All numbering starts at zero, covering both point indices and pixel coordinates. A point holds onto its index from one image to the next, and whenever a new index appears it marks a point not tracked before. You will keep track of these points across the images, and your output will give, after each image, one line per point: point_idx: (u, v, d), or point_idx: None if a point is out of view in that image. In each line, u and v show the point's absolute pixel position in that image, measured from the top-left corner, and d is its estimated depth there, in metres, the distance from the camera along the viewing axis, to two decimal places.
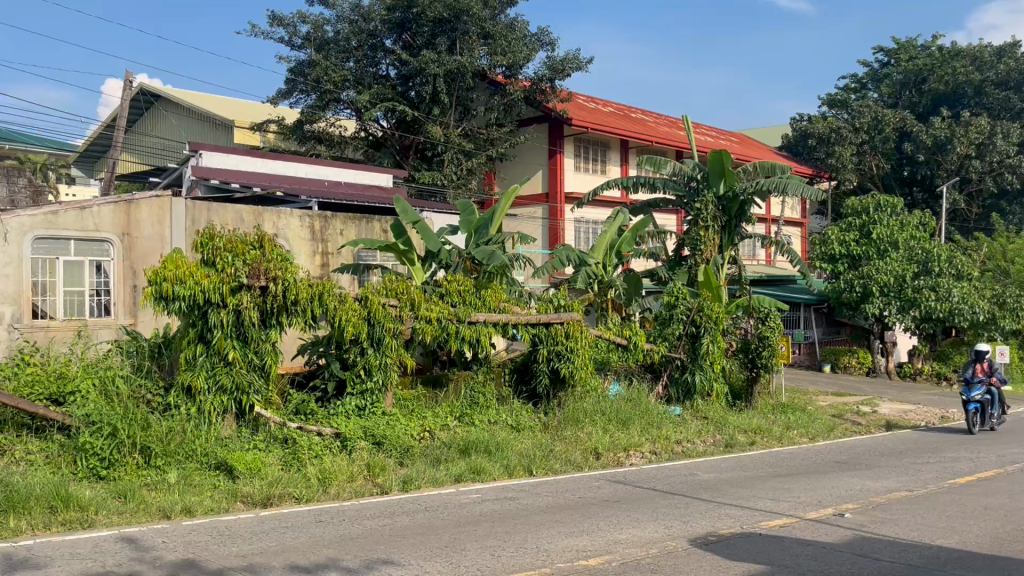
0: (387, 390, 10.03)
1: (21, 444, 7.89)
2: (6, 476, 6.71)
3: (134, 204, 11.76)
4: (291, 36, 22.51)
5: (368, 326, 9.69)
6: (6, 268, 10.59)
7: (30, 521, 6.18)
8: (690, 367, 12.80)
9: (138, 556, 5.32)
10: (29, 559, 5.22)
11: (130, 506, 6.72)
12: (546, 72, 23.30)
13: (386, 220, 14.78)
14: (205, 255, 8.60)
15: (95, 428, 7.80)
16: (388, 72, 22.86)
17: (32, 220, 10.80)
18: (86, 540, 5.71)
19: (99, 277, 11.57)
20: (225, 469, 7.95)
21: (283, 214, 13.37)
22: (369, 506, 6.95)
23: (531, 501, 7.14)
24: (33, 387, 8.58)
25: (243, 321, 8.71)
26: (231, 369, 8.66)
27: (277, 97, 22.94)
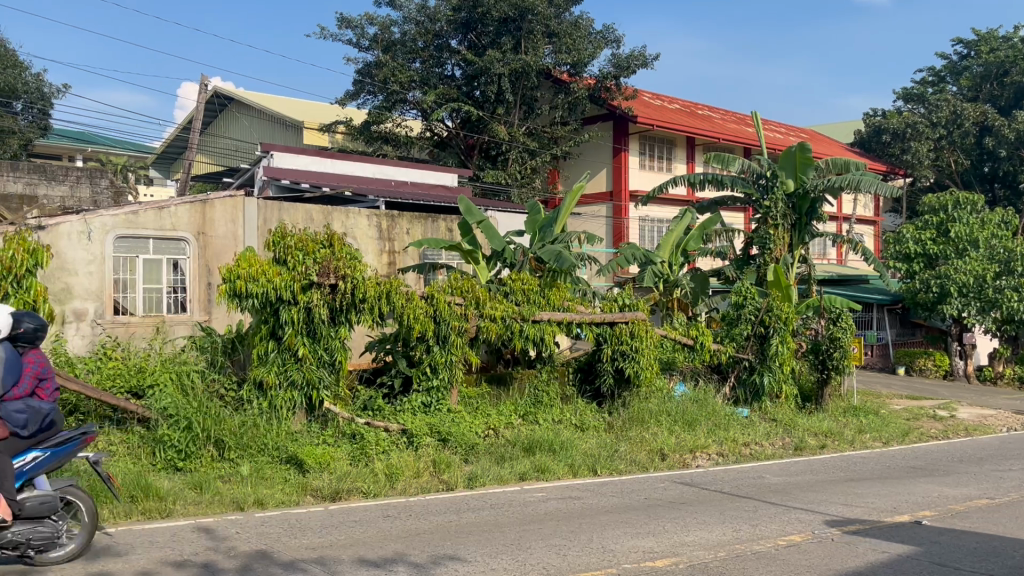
0: (452, 388, 10.14)
1: (104, 435, 8.22)
2: (89, 465, 6.98)
3: (209, 203, 12.12)
4: (358, 38, 22.87)
5: (434, 324, 9.80)
6: (90, 265, 11.03)
7: (111, 509, 6.43)
8: (759, 368, 12.56)
9: (213, 546, 5.48)
10: (110, 546, 5.43)
11: (205, 497, 6.93)
12: (612, 69, 23.16)
13: (451, 219, 14.92)
14: (277, 253, 8.80)
15: (173, 421, 8.07)
16: (453, 72, 22.98)
17: (114, 220, 11.22)
18: (165, 529, 5.91)
19: (175, 275, 11.95)
20: (295, 463, 8.12)
21: (352, 214, 13.59)
22: (436, 502, 7.02)
23: (595, 501, 7.11)
24: (116, 379, 8.98)
25: (312, 319, 8.88)
26: (301, 365, 8.87)
27: (346, 98, 23.34)
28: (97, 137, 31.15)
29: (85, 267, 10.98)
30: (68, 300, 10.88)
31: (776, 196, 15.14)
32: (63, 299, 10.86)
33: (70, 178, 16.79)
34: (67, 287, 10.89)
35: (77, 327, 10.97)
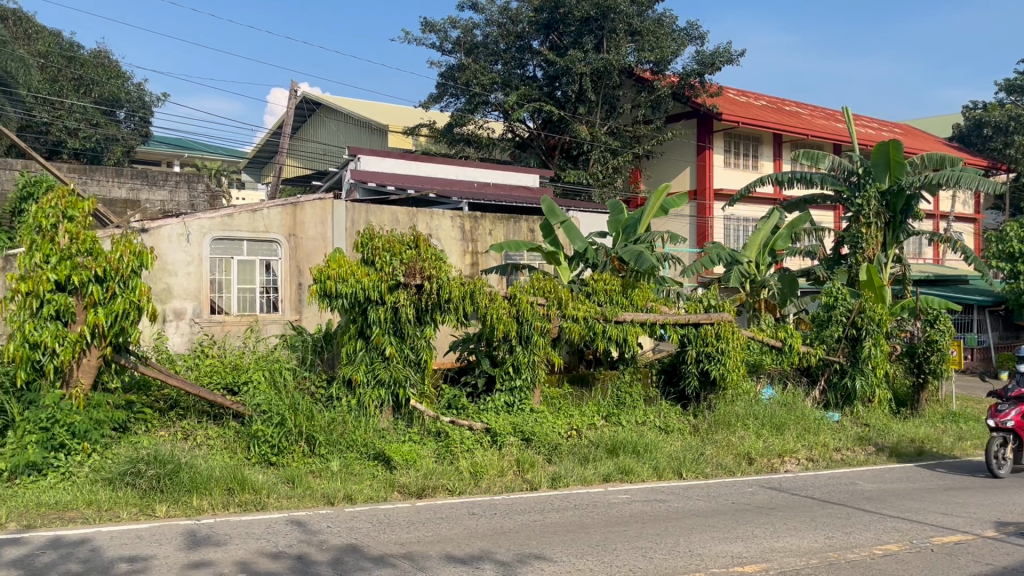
0: (535, 388, 10.19)
1: (203, 430, 8.58)
2: (190, 458, 7.28)
3: (300, 206, 12.46)
4: (442, 41, 23.16)
5: (517, 324, 9.86)
6: (188, 267, 11.51)
7: (211, 501, 6.71)
8: (850, 371, 12.19)
9: (306, 538, 5.66)
10: (210, 536, 5.66)
11: (298, 491, 7.15)
12: (696, 66, 22.75)
13: (533, 220, 14.98)
14: (365, 254, 9.00)
15: (266, 416, 8.34)
16: (535, 73, 23.01)
17: (210, 223, 11.67)
18: (260, 521, 6.13)
19: (268, 275, 12.35)
20: (383, 459, 8.30)
21: (436, 215, 13.79)
22: (521, 501, 7.07)
23: (680, 505, 7.01)
24: (213, 377, 9.39)
25: (399, 319, 9.05)
26: (388, 363, 9.06)
27: (429, 101, 23.68)
28: (194, 143, 32.40)
29: (184, 267, 11.46)
30: (168, 300, 11.38)
31: (869, 194, 14.66)
32: (163, 299, 11.35)
33: (169, 183, 17.49)
34: (167, 287, 11.38)
35: (177, 325, 11.47)
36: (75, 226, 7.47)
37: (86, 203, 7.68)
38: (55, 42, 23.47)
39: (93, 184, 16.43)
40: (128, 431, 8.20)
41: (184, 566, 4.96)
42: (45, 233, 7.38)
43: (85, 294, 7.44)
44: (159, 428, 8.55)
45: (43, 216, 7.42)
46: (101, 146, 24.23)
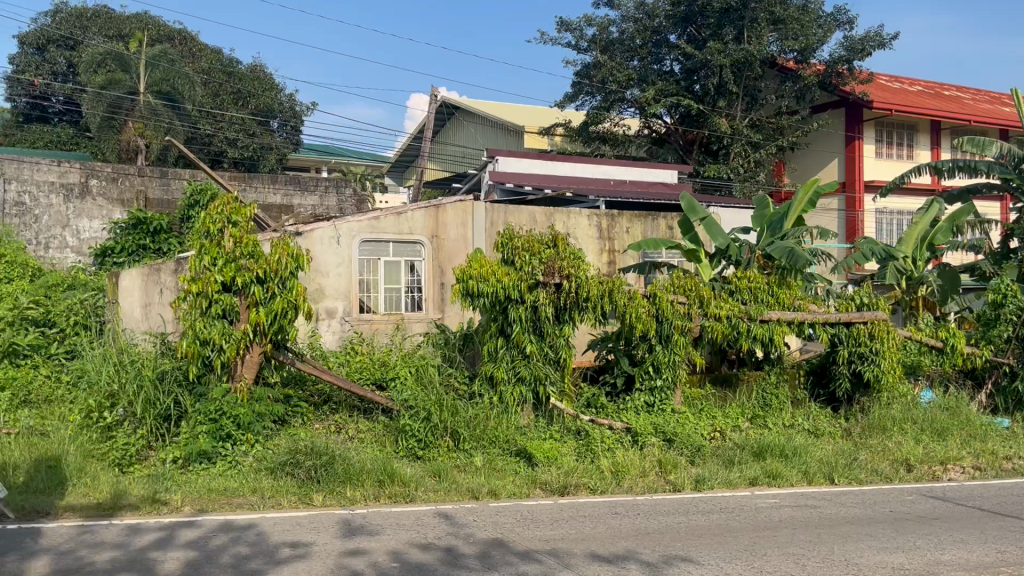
0: (676, 388, 10.02)
1: (354, 423, 9.00)
2: (344, 451, 7.62)
3: (442, 208, 12.77)
4: (577, 40, 23.15)
5: (657, 323, 9.75)
6: (339, 267, 12.06)
7: (363, 492, 7.00)
8: (1021, 374, 11.28)
9: (454, 531, 5.81)
10: (365, 525, 5.92)
11: (444, 485, 7.34)
12: (844, 52, 21.72)
13: (672, 217, 14.74)
14: (505, 254, 9.14)
15: (413, 411, 8.62)
16: (672, 67, 22.63)
17: (358, 225, 12.18)
18: (410, 513, 6.35)
19: (412, 276, 12.75)
20: (525, 456, 8.39)
21: (573, 214, 13.80)
22: (665, 502, 6.98)
23: (834, 511, 6.72)
24: (362, 373, 9.87)
25: (539, 317, 9.13)
26: (529, 362, 9.15)
27: (565, 101, 23.74)
28: (341, 150, 33.91)
29: (335, 268, 12.03)
30: (321, 300, 11.95)
31: None
32: (317, 299, 11.93)
33: (319, 188, 18.37)
34: (320, 287, 11.95)
35: (329, 324, 12.05)
36: (238, 230, 7.95)
37: (247, 208, 8.13)
38: (216, 58, 25.92)
39: (252, 191, 17.47)
40: (288, 423, 8.68)
41: (341, 553, 5.20)
42: (213, 237, 7.93)
43: (248, 294, 7.94)
44: (315, 421, 9.01)
45: (210, 222, 7.96)
46: (257, 154, 25.54)
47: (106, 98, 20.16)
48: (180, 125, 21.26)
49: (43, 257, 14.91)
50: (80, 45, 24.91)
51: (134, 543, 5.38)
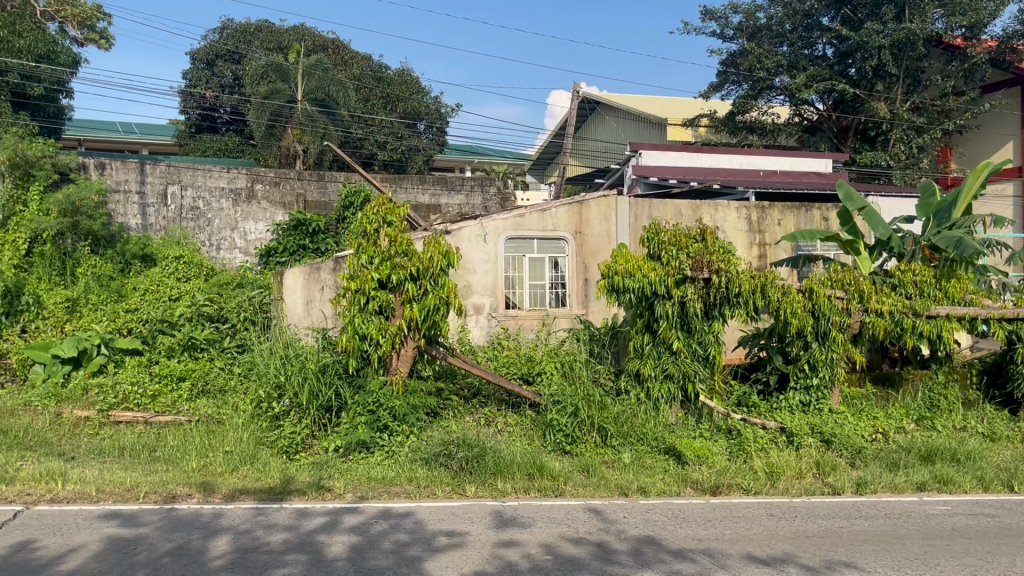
0: (834, 387, 9.58)
1: (503, 417, 9.20)
2: (494, 444, 7.79)
3: (586, 204, 12.76)
4: (723, 28, 22.51)
5: (813, 319, 9.37)
6: (486, 265, 12.31)
7: (513, 485, 7.11)
8: None
9: (604, 527, 5.81)
10: (516, 517, 6.02)
11: (593, 481, 7.34)
12: (1019, 26, 19.98)
13: (827, 207, 14.09)
14: (651, 249, 9.04)
15: (560, 406, 8.68)
16: (825, 52, 21.61)
17: (504, 223, 12.39)
18: (560, 507, 6.40)
19: (556, 272, 12.82)
20: (674, 454, 8.25)
21: (721, 207, 13.43)
22: (823, 505, 6.70)
23: (1015, 522, 6.23)
24: (509, 368, 10.07)
25: (687, 313, 8.97)
26: (677, 358, 9.01)
27: (710, 91, 23.19)
28: (485, 149, 34.60)
29: (481, 265, 12.29)
30: (469, 296, 12.23)
31: None
32: (466, 295, 12.23)
33: (465, 187, 18.80)
34: (468, 284, 12.25)
35: (477, 319, 12.32)
36: (393, 230, 8.26)
37: (401, 208, 8.42)
38: (367, 65, 26.82)
39: (403, 192, 18.09)
40: (441, 415, 8.97)
41: (495, 544, 5.31)
42: (370, 237, 8.28)
43: (403, 291, 8.25)
44: (465, 414, 9.26)
45: (367, 222, 8.33)
46: (406, 156, 26.56)
47: (269, 107, 21.42)
48: (335, 130, 22.29)
49: (216, 258, 16.07)
50: (245, 58, 26.61)
51: (303, 526, 5.72)
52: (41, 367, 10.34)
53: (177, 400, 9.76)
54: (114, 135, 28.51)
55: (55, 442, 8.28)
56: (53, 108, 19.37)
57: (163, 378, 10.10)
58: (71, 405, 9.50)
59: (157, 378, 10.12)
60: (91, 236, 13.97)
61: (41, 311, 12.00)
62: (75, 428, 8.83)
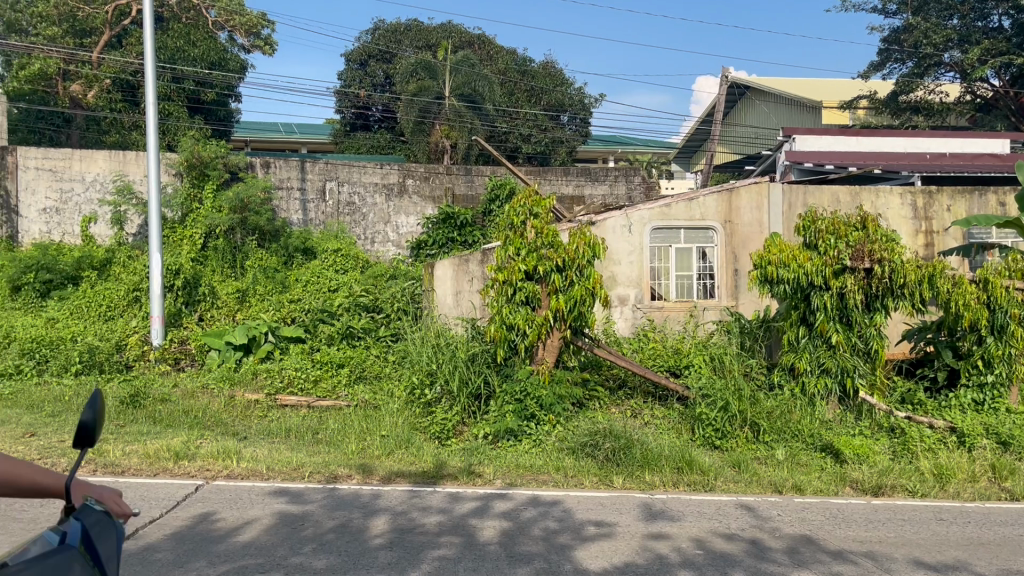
0: (1011, 385, 8.88)
1: (650, 409, 9.14)
2: (643, 437, 7.75)
3: (736, 192, 12.38)
4: (885, 3, 21.24)
5: (988, 312, 8.72)
6: (631, 255, 12.21)
7: (662, 477, 7.03)
8: None
9: (758, 524, 5.66)
10: (665, 511, 5.96)
11: (745, 477, 7.15)
12: None
13: (1004, 192, 13.03)
14: (808, 238, 8.70)
15: (710, 400, 8.49)
16: (1002, 23, 19.90)
17: (650, 213, 12.24)
18: (711, 502, 6.27)
19: (704, 263, 12.53)
20: (831, 452, 7.91)
21: (883, 193, 12.72)
22: (1000, 511, 6.23)
23: None
24: (656, 360, 9.98)
25: (847, 305, 8.56)
26: (835, 352, 8.62)
27: (869, 70, 21.99)
28: (629, 140, 34.34)
29: (627, 256, 12.20)
30: (614, 287, 12.17)
31: None
32: (610, 286, 12.17)
33: (609, 177, 18.69)
34: (613, 275, 12.20)
35: (622, 310, 12.23)
36: (539, 222, 8.32)
37: (547, 200, 8.47)
38: (512, 59, 27.14)
39: (548, 184, 18.21)
40: (587, 406, 9.00)
41: (644, 536, 5.28)
42: (516, 229, 8.40)
43: (549, 282, 8.31)
44: (612, 406, 9.26)
45: (514, 215, 8.46)
46: (550, 149, 26.71)
47: (418, 104, 22.09)
48: (481, 124, 22.69)
49: (370, 250, 16.79)
50: (396, 58, 27.59)
51: (457, 509, 5.90)
52: (217, 352, 11.17)
53: (336, 385, 10.29)
54: (276, 135, 30.34)
55: (229, 422, 8.90)
56: (223, 112, 20.30)
57: (324, 365, 10.67)
58: (243, 388, 10.21)
59: (318, 365, 10.71)
60: (258, 230, 14.87)
61: (215, 300, 12.94)
62: (246, 409, 9.46)
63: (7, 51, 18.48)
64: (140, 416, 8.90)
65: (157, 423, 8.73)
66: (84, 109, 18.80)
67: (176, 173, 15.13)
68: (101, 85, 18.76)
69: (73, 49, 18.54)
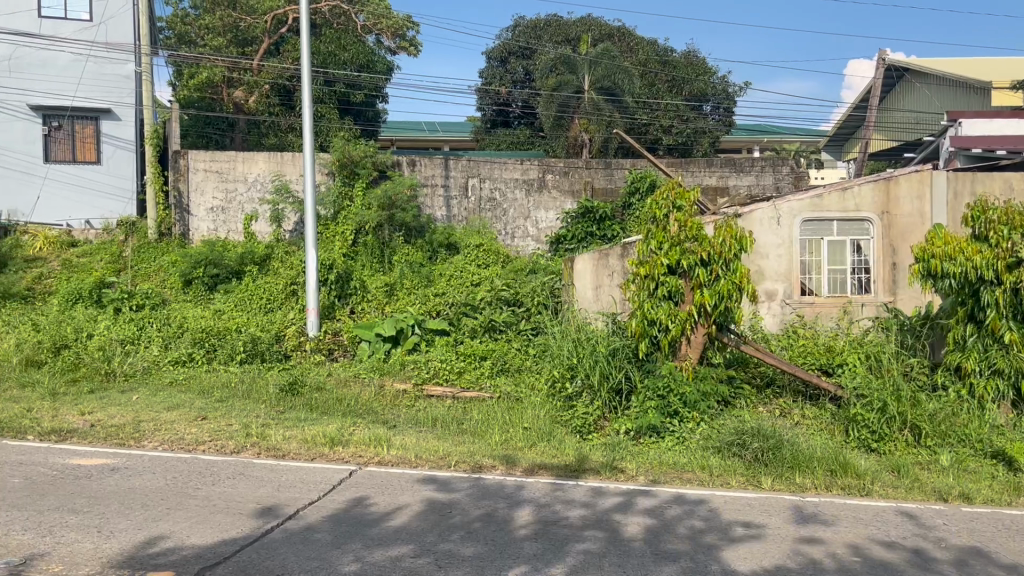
0: None
1: (800, 409, 8.88)
2: (793, 437, 7.51)
3: (895, 181, 11.70)
4: None
5: None
6: (780, 249, 11.78)
7: (813, 480, 6.73)
8: None
9: (921, 533, 5.33)
10: (817, 515, 5.71)
11: (905, 482, 6.76)
12: None
13: None
14: (977, 229, 8.11)
15: (866, 401, 8.08)
16: None
17: (800, 205, 11.77)
18: (867, 508, 5.97)
19: (858, 256, 11.90)
20: (1004, 459, 7.32)
21: None
22: None
23: None
24: (807, 357, 9.65)
25: (1022, 302, 7.86)
26: (1008, 353, 7.93)
27: None
28: (776, 130, 33.16)
29: (775, 250, 11.78)
30: (761, 282, 11.77)
31: None
32: (758, 281, 11.78)
33: (755, 168, 18.07)
34: (760, 269, 11.78)
35: (769, 306, 11.81)
36: (683, 215, 8.16)
37: (692, 192, 8.29)
38: (653, 49, 26.76)
39: (690, 176, 17.86)
40: (733, 404, 8.78)
41: (796, 540, 5.09)
42: (659, 223, 8.29)
43: (693, 276, 8.14)
44: (759, 405, 9.05)
45: (657, 208, 8.35)
46: (691, 139, 26.19)
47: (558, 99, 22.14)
48: (620, 117, 22.50)
49: (510, 245, 17.02)
50: (536, 53, 27.83)
51: (600, 504, 5.89)
52: (367, 343, 11.64)
53: (480, 376, 10.51)
54: (420, 134, 31.26)
55: (380, 411, 9.26)
56: (372, 113, 21.22)
57: (467, 357, 10.93)
58: (392, 378, 10.64)
59: (462, 357, 10.98)
60: (404, 227, 15.33)
61: (366, 294, 13.50)
62: (396, 398, 9.82)
63: (179, 62, 19.98)
64: (298, 402, 9.39)
65: (313, 410, 9.19)
66: (246, 114, 20.05)
67: (329, 173, 15.88)
68: (262, 91, 19.91)
69: (237, 58, 19.77)
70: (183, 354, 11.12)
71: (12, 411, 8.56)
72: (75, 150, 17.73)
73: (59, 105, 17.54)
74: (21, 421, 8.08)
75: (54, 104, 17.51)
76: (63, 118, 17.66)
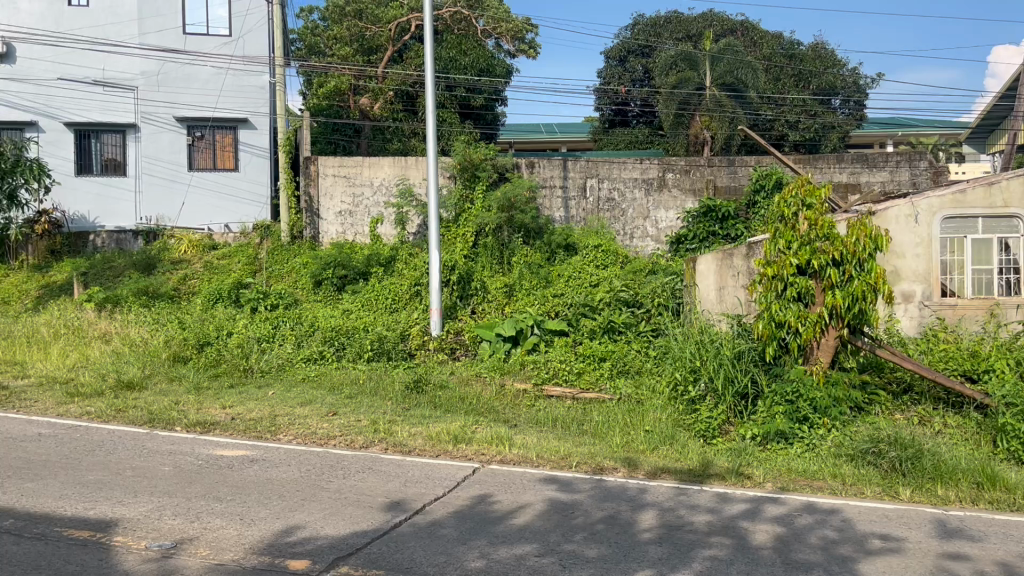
0: None
1: (941, 417, 8.39)
2: (935, 446, 7.10)
3: None
4: None
5: None
6: (918, 248, 11.13)
7: (958, 493, 6.35)
8: None
9: None
10: (963, 529, 5.39)
11: None
12: None
13: None
14: None
15: (1016, 410, 7.55)
16: None
17: (940, 201, 11.11)
18: (1019, 523, 5.58)
19: (1006, 255, 11.20)
20: None
21: None
22: None
23: None
24: (949, 363, 9.10)
25: None
26: None
27: None
28: (911, 123, 31.53)
29: (912, 248, 11.14)
30: (898, 282, 11.15)
31: None
32: (893, 282, 11.15)
33: (890, 162, 17.20)
34: (896, 269, 11.17)
35: (906, 308, 11.18)
36: (813, 213, 7.88)
37: (822, 189, 7.99)
38: (778, 42, 25.96)
39: (819, 173, 17.19)
40: (868, 411, 8.40)
41: (940, 555, 4.82)
42: (787, 221, 8.04)
43: (824, 277, 7.83)
44: (896, 411, 8.60)
45: (785, 206, 8.09)
46: (819, 134, 25.24)
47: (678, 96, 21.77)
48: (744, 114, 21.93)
49: (629, 246, 16.87)
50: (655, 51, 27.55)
51: (726, 510, 5.75)
52: (488, 343, 11.81)
53: (600, 377, 10.47)
54: (539, 137, 31.39)
55: (501, 410, 9.36)
56: (490, 116, 21.93)
57: (587, 358, 10.90)
58: (513, 377, 10.76)
59: (582, 358, 10.96)
60: (524, 228, 15.43)
61: (486, 294, 13.69)
62: (516, 398, 9.89)
63: (309, 72, 20.96)
64: (424, 400, 9.61)
65: (437, 407, 9.38)
66: (371, 120, 20.69)
67: (451, 176, 16.23)
68: (385, 97, 20.54)
69: (362, 66, 20.54)
70: (315, 352, 11.59)
71: (162, 403, 9.15)
72: (216, 158, 18.80)
73: (201, 116, 18.63)
74: (169, 413, 8.62)
75: (197, 115, 18.61)
76: (205, 128, 18.74)
